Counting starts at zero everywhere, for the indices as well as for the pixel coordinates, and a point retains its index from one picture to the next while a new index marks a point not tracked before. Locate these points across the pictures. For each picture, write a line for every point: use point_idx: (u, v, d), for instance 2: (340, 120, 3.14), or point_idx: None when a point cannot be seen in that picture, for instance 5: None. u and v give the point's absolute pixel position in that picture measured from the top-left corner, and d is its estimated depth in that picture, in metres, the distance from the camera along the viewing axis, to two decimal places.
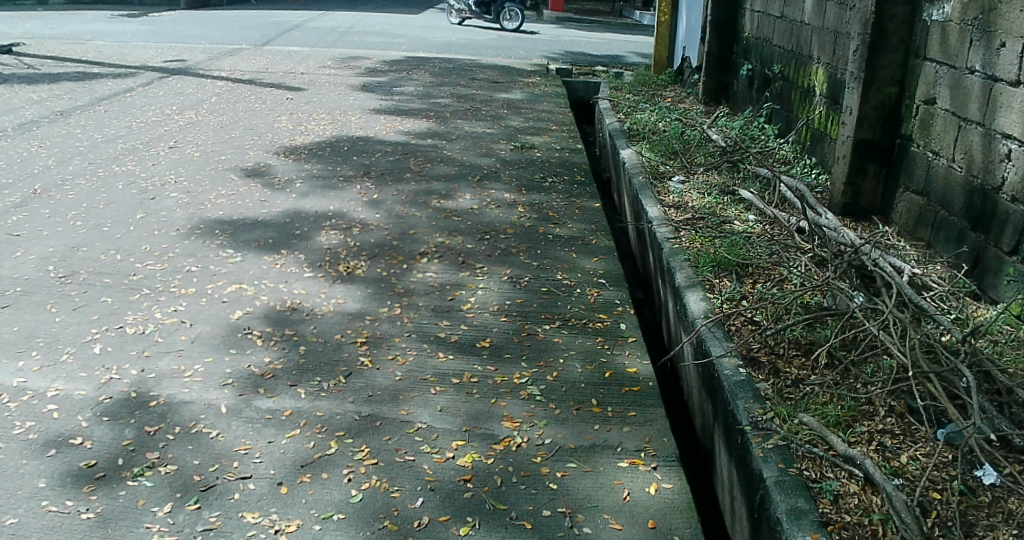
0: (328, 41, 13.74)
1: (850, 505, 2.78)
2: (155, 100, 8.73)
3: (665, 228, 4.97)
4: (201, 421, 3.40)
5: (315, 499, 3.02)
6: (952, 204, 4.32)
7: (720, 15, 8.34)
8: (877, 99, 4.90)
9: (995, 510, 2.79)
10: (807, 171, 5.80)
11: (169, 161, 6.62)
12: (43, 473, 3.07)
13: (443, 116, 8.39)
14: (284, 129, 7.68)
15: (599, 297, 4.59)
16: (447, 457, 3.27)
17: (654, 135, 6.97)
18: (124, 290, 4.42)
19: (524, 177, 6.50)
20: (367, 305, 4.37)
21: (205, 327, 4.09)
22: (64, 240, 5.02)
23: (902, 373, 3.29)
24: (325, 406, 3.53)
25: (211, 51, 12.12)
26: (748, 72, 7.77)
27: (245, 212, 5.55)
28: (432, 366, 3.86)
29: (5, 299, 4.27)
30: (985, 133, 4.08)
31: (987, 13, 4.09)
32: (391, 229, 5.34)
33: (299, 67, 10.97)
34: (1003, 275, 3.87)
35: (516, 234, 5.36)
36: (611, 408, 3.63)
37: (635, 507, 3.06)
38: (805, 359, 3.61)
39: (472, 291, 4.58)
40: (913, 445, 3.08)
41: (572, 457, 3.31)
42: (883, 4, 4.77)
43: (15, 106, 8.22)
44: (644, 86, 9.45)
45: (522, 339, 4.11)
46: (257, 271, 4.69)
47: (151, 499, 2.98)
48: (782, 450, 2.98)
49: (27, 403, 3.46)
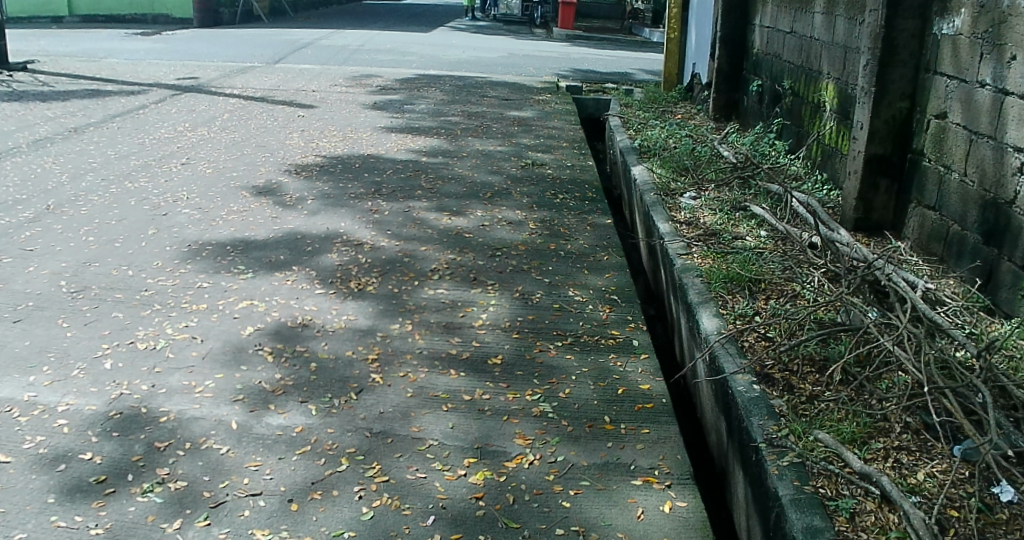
0: (339, 60, 13.82)
1: (867, 523, 2.73)
2: (167, 117, 8.77)
3: (677, 244, 4.96)
4: (211, 437, 3.39)
5: (326, 517, 2.99)
6: (966, 219, 4.29)
7: (729, 31, 8.35)
8: (888, 113, 4.89)
9: (1013, 527, 2.74)
10: (819, 187, 5.77)
11: (182, 177, 6.66)
12: (52, 489, 3.06)
13: (455, 134, 8.42)
14: (295, 146, 7.72)
15: (611, 315, 4.57)
16: (459, 475, 3.25)
17: (664, 151, 6.97)
18: (136, 306, 4.42)
19: (535, 194, 6.51)
20: (379, 322, 4.37)
21: (216, 343, 4.09)
22: (77, 256, 5.03)
23: (916, 388, 3.27)
24: (337, 423, 3.52)
25: (223, 69, 12.20)
26: (758, 88, 7.77)
27: (256, 228, 5.56)
28: (443, 383, 3.85)
29: (18, 313, 4.28)
30: (996, 147, 4.06)
31: (998, 26, 4.08)
32: (402, 246, 5.34)
33: (310, 85, 11.04)
34: (1019, 289, 3.83)
35: (527, 251, 5.37)
36: (624, 425, 3.60)
37: (649, 526, 3.03)
38: (819, 375, 3.58)
39: (483, 308, 4.57)
40: (930, 462, 3.04)
41: (586, 475, 3.28)
42: (893, 19, 4.77)
43: (30, 123, 8.27)
44: (654, 103, 9.47)
45: (534, 357, 4.10)
46: (269, 287, 4.70)
47: (160, 515, 2.96)
48: (797, 468, 2.94)
49: (37, 418, 3.45)
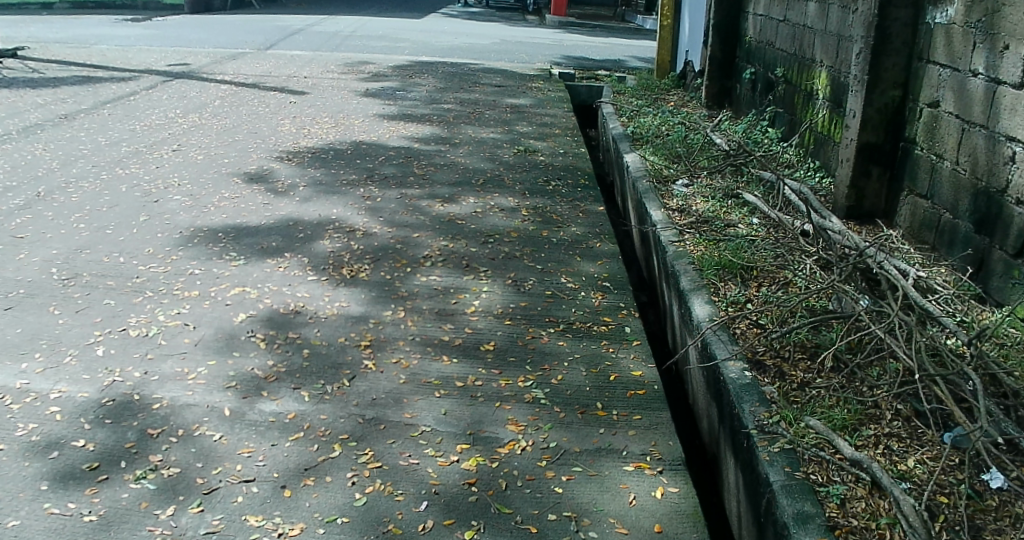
0: (331, 46, 13.75)
1: (857, 510, 2.75)
2: (158, 104, 8.73)
3: (669, 232, 4.96)
4: (204, 424, 3.38)
5: (319, 503, 3.00)
6: (958, 208, 4.30)
7: (722, 19, 8.33)
8: (880, 102, 4.89)
9: (1003, 514, 2.77)
10: (811, 175, 5.78)
11: (172, 164, 6.63)
12: (44, 476, 3.06)
13: (448, 120, 8.40)
14: (287, 132, 7.70)
15: (603, 301, 4.58)
16: (451, 461, 3.26)
17: (657, 139, 6.97)
18: (128, 293, 4.41)
19: (528, 181, 6.50)
20: (371, 308, 4.37)
21: (208, 330, 4.08)
22: (68, 243, 5.01)
23: (908, 375, 3.28)
24: (329, 409, 3.52)
25: (214, 55, 12.14)
26: (752, 76, 7.76)
27: (248, 215, 5.54)
28: (436, 369, 3.85)
29: (9, 301, 4.26)
30: (989, 136, 4.07)
31: (991, 15, 4.08)
32: (395, 233, 5.34)
33: (302, 71, 11.00)
34: (1010, 278, 3.85)
35: (520, 238, 5.37)
36: (617, 411, 3.62)
37: (641, 512, 3.04)
38: (810, 362, 3.59)
39: (476, 294, 4.58)
40: (920, 449, 3.06)
41: (577, 461, 3.29)
42: (886, 8, 4.77)
43: (20, 110, 8.21)
44: (647, 90, 9.46)
45: (527, 343, 4.11)
46: (261, 274, 4.69)
47: (153, 502, 2.96)
48: (788, 454, 2.96)
49: (29, 406, 3.44)
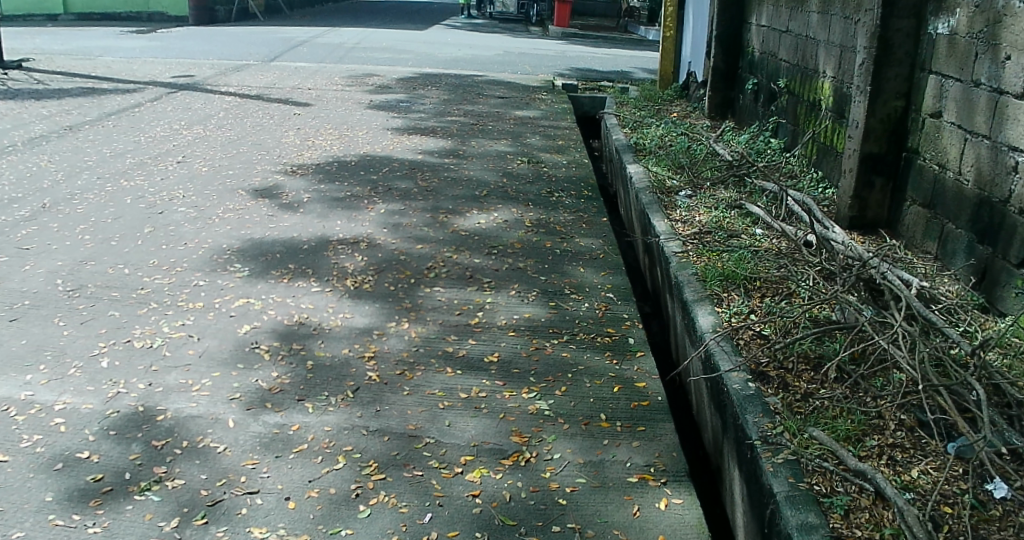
0: (334, 58, 13.79)
1: (861, 520, 2.75)
2: (163, 115, 8.77)
3: (673, 242, 4.97)
4: (208, 435, 3.39)
5: (323, 515, 3.00)
6: (961, 216, 4.31)
7: (725, 30, 8.37)
8: (883, 112, 4.90)
9: (1006, 523, 2.76)
10: (814, 185, 5.80)
11: (177, 175, 6.66)
12: (49, 488, 3.06)
13: (451, 132, 8.44)
14: (291, 144, 7.74)
15: (607, 312, 4.60)
16: (456, 473, 3.26)
17: (660, 150, 6.99)
18: (133, 304, 4.43)
19: (531, 192, 6.52)
20: (376, 320, 4.38)
21: (212, 342, 4.10)
22: (73, 254, 5.03)
23: (912, 386, 3.28)
24: (333, 421, 3.53)
25: (218, 67, 12.19)
26: (754, 86, 7.78)
27: (252, 226, 5.57)
28: (440, 381, 3.86)
29: (14, 312, 4.28)
30: (991, 145, 4.08)
31: (993, 26, 4.09)
32: (399, 244, 5.37)
33: (307, 82, 11.06)
34: (1013, 287, 3.85)
35: (524, 249, 5.39)
36: (620, 423, 3.62)
37: (645, 523, 3.05)
38: (814, 373, 3.59)
39: (480, 306, 4.59)
40: (924, 459, 3.06)
41: (581, 472, 3.29)
42: (887, 18, 4.78)
43: (25, 121, 8.25)
44: (650, 101, 9.50)
45: (531, 354, 4.11)
46: (265, 285, 4.71)
47: (157, 514, 2.97)
48: (792, 465, 2.95)
49: (34, 417, 3.45)
